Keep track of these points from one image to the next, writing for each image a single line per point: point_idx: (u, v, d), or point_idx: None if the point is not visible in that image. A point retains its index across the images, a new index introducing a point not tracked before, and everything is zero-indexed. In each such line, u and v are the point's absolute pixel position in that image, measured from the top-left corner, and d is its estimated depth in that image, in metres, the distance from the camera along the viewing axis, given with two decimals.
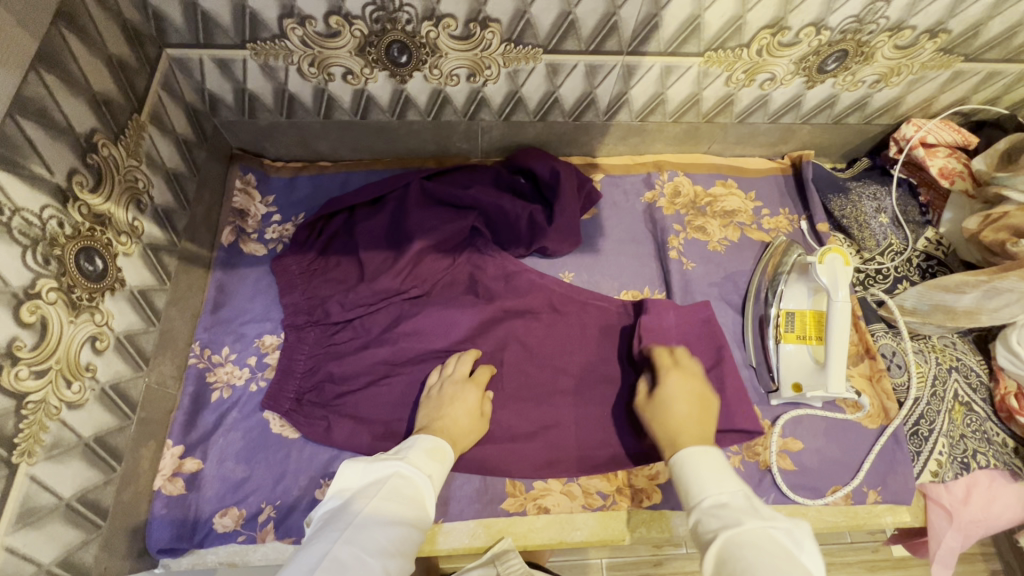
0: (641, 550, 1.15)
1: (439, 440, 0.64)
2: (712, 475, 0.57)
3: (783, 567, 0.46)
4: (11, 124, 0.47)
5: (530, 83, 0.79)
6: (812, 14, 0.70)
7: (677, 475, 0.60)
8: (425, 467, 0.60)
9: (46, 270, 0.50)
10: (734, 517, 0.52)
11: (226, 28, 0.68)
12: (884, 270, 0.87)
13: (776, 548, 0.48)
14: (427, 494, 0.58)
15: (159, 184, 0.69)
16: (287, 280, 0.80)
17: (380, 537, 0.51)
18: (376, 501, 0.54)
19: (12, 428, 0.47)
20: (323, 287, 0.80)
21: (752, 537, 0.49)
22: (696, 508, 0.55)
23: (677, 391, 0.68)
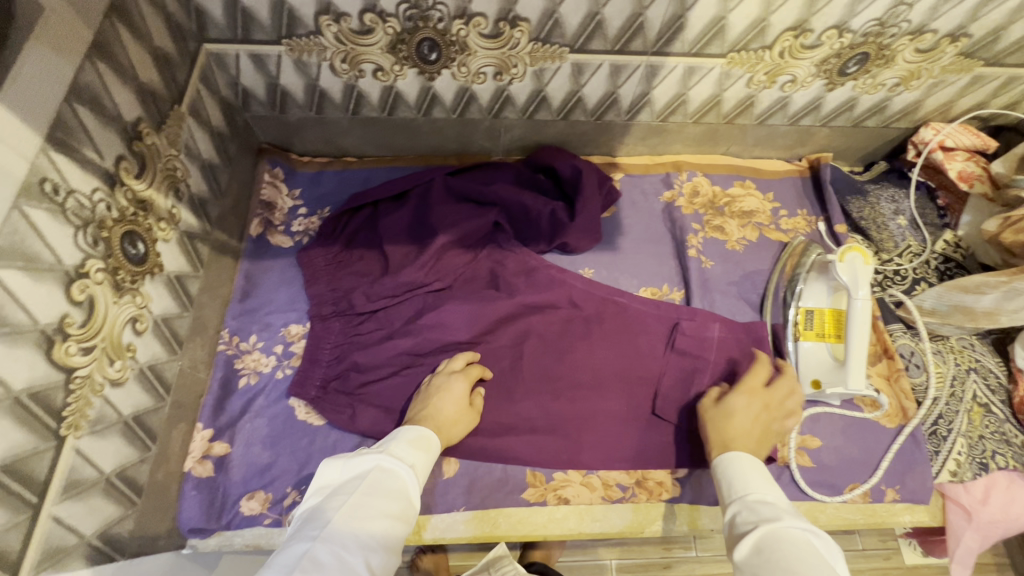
0: (652, 552, 1.15)
1: (423, 430, 0.65)
2: (760, 481, 0.59)
3: (820, 563, 0.47)
4: (67, 108, 0.49)
5: (555, 82, 0.81)
6: (836, 16, 0.71)
7: (722, 473, 0.62)
8: (408, 457, 0.60)
9: (95, 251, 0.52)
10: (775, 512, 0.53)
11: (264, 24, 0.70)
12: (902, 270, 0.87)
13: (816, 550, 0.49)
14: (410, 484, 0.58)
15: (196, 174, 0.71)
16: (312, 271, 0.82)
17: (361, 532, 0.51)
18: (358, 494, 0.54)
19: (61, 401, 0.48)
20: (347, 279, 0.83)
21: (789, 534, 0.50)
22: (738, 501, 0.57)
23: (747, 408, 0.70)
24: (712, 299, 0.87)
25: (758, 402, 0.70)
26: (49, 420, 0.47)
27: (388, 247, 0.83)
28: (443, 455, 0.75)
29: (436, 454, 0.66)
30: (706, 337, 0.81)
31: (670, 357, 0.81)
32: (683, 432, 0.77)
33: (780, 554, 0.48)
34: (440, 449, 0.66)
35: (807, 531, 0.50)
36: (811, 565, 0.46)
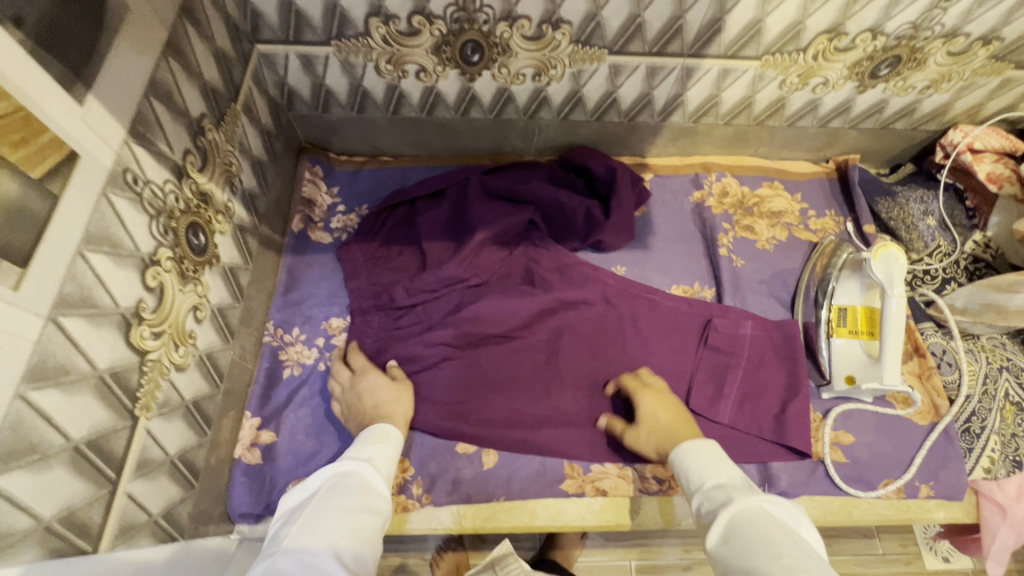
0: (670, 554, 1.15)
1: (376, 429, 0.65)
2: (711, 462, 0.60)
3: (779, 535, 0.48)
4: (146, 103, 0.51)
5: (592, 84, 0.83)
6: (871, 19, 0.73)
7: (677, 469, 0.63)
8: (363, 452, 0.61)
9: (164, 240, 0.54)
10: (729, 493, 0.55)
11: (316, 26, 0.72)
12: (932, 270, 0.89)
13: (772, 522, 0.50)
14: (373, 479, 0.58)
15: (248, 169, 0.73)
16: (352, 266, 0.85)
17: (325, 534, 0.50)
18: (317, 503, 0.54)
19: (136, 381, 0.50)
20: (386, 275, 0.84)
21: (752, 512, 0.52)
22: (698, 490, 0.58)
23: (653, 402, 0.72)
24: (744, 297, 0.88)
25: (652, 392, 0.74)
26: (126, 400, 0.49)
27: (426, 243, 0.85)
28: (482, 447, 0.76)
29: (397, 447, 0.65)
30: (738, 334, 0.83)
31: (704, 353, 0.82)
32: (718, 426, 0.78)
33: (744, 539, 0.49)
34: (401, 438, 0.67)
35: (763, 502, 0.53)
36: (777, 540, 0.48)
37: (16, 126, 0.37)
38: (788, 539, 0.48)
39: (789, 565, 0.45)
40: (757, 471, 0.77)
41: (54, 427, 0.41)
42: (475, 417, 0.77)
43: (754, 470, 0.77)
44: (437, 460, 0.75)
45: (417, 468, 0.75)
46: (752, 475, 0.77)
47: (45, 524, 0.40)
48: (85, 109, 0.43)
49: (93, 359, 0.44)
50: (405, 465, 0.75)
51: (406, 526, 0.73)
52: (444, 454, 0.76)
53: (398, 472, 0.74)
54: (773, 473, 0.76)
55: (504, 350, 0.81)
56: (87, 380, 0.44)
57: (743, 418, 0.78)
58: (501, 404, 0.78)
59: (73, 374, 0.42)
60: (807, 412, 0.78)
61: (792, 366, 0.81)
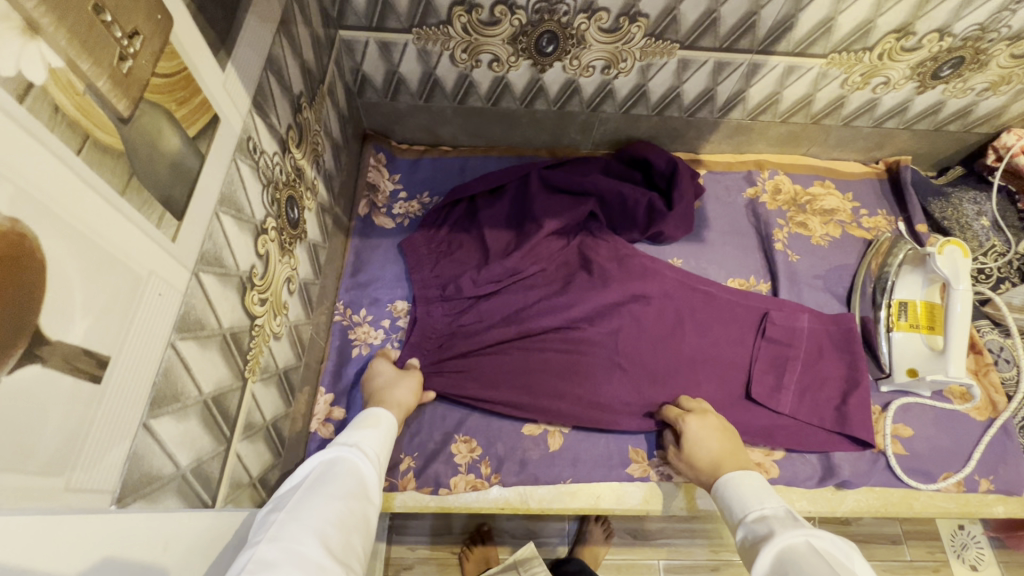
0: (699, 554, 1.10)
1: (366, 415, 0.64)
2: (757, 497, 0.58)
3: (815, 566, 0.44)
4: (265, 76, 0.53)
5: (658, 78, 0.84)
6: (940, 20, 0.75)
7: (721, 498, 0.62)
8: (352, 438, 0.58)
9: (270, 211, 0.56)
10: (769, 526, 0.53)
11: (400, 13, 0.74)
12: (987, 269, 0.90)
13: (812, 553, 0.46)
14: (362, 464, 0.55)
15: (329, 151, 0.75)
16: (416, 259, 0.85)
17: (313, 516, 0.46)
18: (305, 488, 0.50)
19: (247, 344, 0.51)
20: (449, 267, 0.84)
21: (793, 547, 0.48)
22: (741, 525, 0.57)
23: (700, 430, 0.70)
24: (800, 291, 0.90)
25: (709, 421, 0.71)
26: (239, 361, 0.50)
27: (487, 231, 0.86)
28: (548, 428, 0.77)
29: (390, 429, 0.64)
30: (796, 327, 0.83)
31: (763, 346, 0.82)
32: (780, 417, 0.79)
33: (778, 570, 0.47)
34: (395, 420, 0.66)
35: (807, 535, 0.48)
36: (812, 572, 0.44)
37: (181, 85, 0.38)
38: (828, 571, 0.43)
39: None
40: (818, 460, 0.78)
41: (191, 379, 0.42)
42: (540, 402, 0.77)
43: (816, 460, 0.78)
44: (505, 441, 0.76)
45: (485, 449, 0.76)
46: (814, 464, 0.78)
47: (181, 474, 0.41)
48: (225, 76, 0.45)
49: (219, 316, 0.46)
50: (472, 445, 0.76)
51: (474, 506, 0.74)
52: (511, 435, 0.77)
53: (466, 451, 0.76)
54: (835, 463, 0.77)
55: (565, 338, 0.81)
56: (215, 337, 0.45)
57: (803, 412, 0.79)
58: (565, 389, 0.78)
59: (206, 329, 0.43)
60: (869, 404, 0.79)
61: (851, 359, 0.82)
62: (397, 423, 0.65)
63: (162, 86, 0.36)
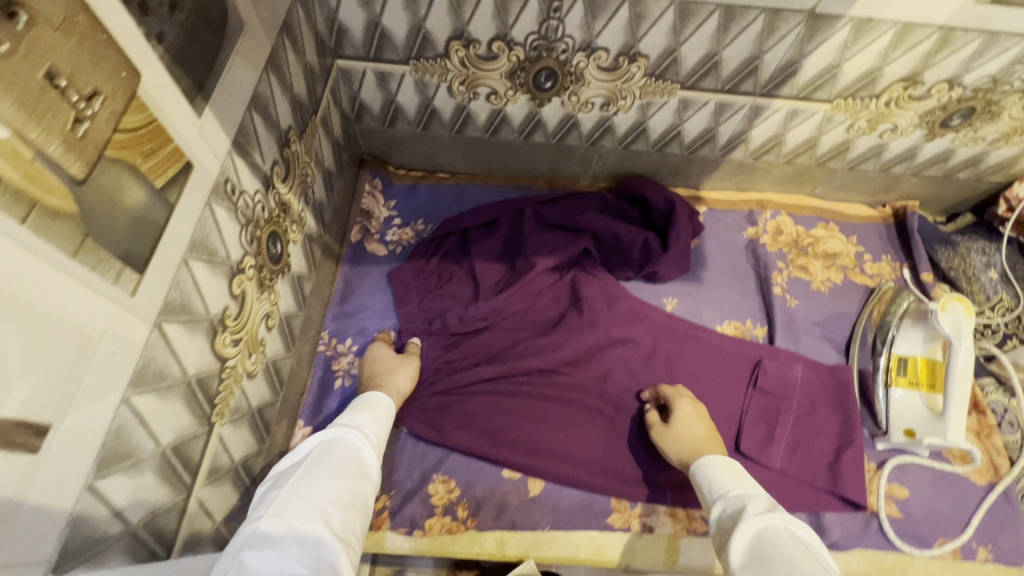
0: None
1: (369, 395, 0.66)
2: (736, 475, 0.56)
3: (798, 558, 0.43)
4: (248, 115, 0.52)
5: (658, 116, 0.83)
6: (949, 71, 0.72)
7: (699, 470, 0.60)
8: (352, 419, 0.61)
9: (249, 249, 0.55)
10: (749, 503, 0.51)
11: (397, 46, 0.73)
12: (993, 325, 0.87)
13: (793, 542, 0.45)
14: (360, 444, 0.57)
15: (320, 181, 0.75)
16: (404, 290, 0.84)
17: (313, 495, 0.48)
18: (307, 465, 0.52)
19: (215, 387, 0.51)
20: (437, 302, 0.83)
21: (773, 530, 0.47)
22: (718, 496, 0.55)
23: (691, 413, 0.70)
24: (797, 338, 0.87)
25: (698, 410, 0.71)
26: (206, 405, 0.49)
27: (478, 263, 0.85)
28: (529, 473, 0.75)
29: (387, 413, 0.66)
30: (788, 377, 0.81)
31: (754, 396, 0.80)
32: (770, 472, 0.76)
33: (759, 551, 0.45)
34: (392, 405, 0.68)
35: (787, 522, 0.47)
36: (795, 563, 0.43)
37: (149, 137, 0.38)
38: (810, 566, 0.42)
39: None
40: (808, 519, 0.75)
41: (147, 432, 0.41)
42: (521, 446, 0.76)
43: (806, 520, 0.75)
44: (485, 483, 0.75)
45: (463, 490, 0.74)
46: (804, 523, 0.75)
47: (131, 530, 0.40)
48: (201, 121, 0.44)
49: (184, 365, 0.45)
50: (450, 485, 0.74)
51: (448, 549, 0.72)
52: (490, 478, 0.75)
53: (443, 492, 0.74)
54: (826, 523, 0.74)
55: (550, 381, 0.80)
56: (179, 386, 0.44)
57: (794, 467, 0.76)
58: (547, 431, 0.77)
59: (168, 380, 0.43)
60: (861, 463, 0.76)
61: (844, 413, 0.79)
62: (394, 406, 0.67)
63: (126, 141, 0.35)
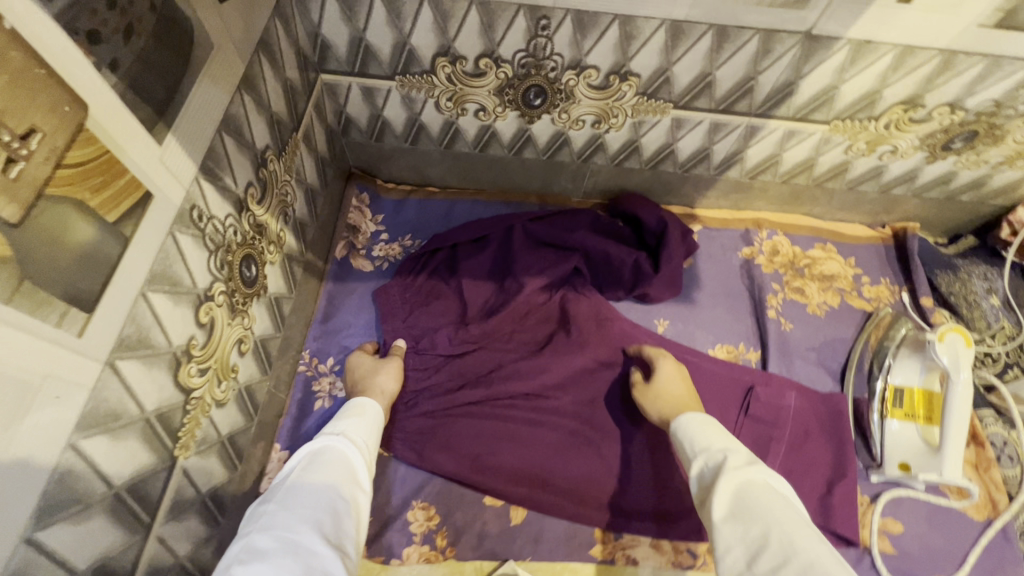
0: None
1: (356, 400, 0.67)
2: (716, 429, 0.56)
3: (781, 509, 0.44)
4: (218, 138, 0.51)
5: (651, 134, 0.81)
6: (951, 94, 0.70)
7: (678, 424, 0.60)
8: (338, 427, 0.61)
9: (220, 275, 0.53)
10: (731, 455, 0.51)
11: (382, 61, 0.72)
12: (994, 353, 0.85)
13: (774, 495, 0.46)
14: (348, 450, 0.58)
15: (301, 198, 0.73)
16: (389, 307, 0.82)
17: (303, 507, 0.48)
18: (295, 479, 0.52)
19: (179, 421, 0.49)
20: (423, 319, 0.81)
21: (754, 483, 0.47)
22: (698, 448, 0.55)
23: (671, 372, 0.72)
24: (790, 363, 0.85)
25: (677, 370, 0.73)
26: (168, 440, 0.48)
27: (465, 282, 0.83)
28: (511, 502, 0.73)
29: (376, 416, 0.66)
30: (782, 405, 0.79)
31: (745, 424, 0.78)
32: None
33: (743, 502, 0.45)
34: (380, 409, 0.68)
35: (767, 476, 0.48)
36: (776, 513, 0.43)
37: (100, 170, 0.36)
38: (791, 517, 0.43)
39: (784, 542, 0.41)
40: None
41: (97, 475, 0.39)
42: (503, 473, 0.74)
43: None
44: (465, 510, 0.73)
45: (443, 518, 0.72)
46: None
47: None
48: (163, 149, 0.42)
49: (142, 402, 0.43)
50: (430, 513, 0.73)
51: None
52: (471, 505, 0.73)
53: (423, 520, 0.72)
54: None
55: (535, 406, 0.77)
56: (135, 424, 0.43)
57: None
58: (531, 459, 0.74)
59: (122, 420, 0.41)
60: (854, 496, 0.74)
61: (838, 444, 0.77)
62: (381, 409, 0.67)
63: (71, 177, 0.34)
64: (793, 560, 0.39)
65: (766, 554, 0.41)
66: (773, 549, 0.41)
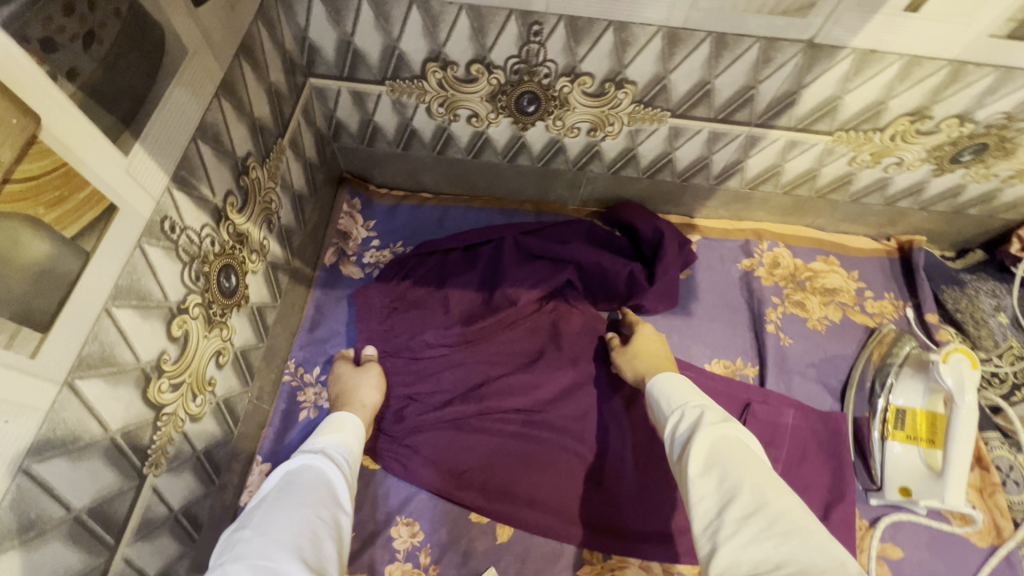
0: None
1: (334, 416, 0.66)
2: (691, 390, 0.57)
3: (754, 465, 0.45)
4: (193, 146, 0.49)
5: (648, 143, 0.79)
6: (960, 106, 0.67)
7: (653, 387, 0.60)
8: (316, 445, 0.60)
9: (195, 286, 0.52)
10: (706, 412, 0.51)
11: (371, 65, 0.70)
12: (1001, 373, 0.82)
13: (747, 451, 0.47)
14: (328, 470, 0.56)
15: (286, 205, 0.71)
16: (367, 309, 0.79)
17: (280, 530, 0.46)
18: (272, 503, 0.50)
19: (148, 438, 0.47)
20: (402, 325, 0.79)
21: (729, 440, 0.48)
22: (674, 408, 0.55)
23: (651, 334, 0.75)
24: (789, 380, 0.83)
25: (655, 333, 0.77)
26: (135, 459, 0.46)
27: (452, 294, 0.81)
28: (497, 520, 0.71)
29: (356, 430, 0.65)
30: (779, 423, 0.76)
31: None
32: None
33: (717, 458, 0.46)
34: (360, 421, 0.67)
35: (740, 431, 0.49)
36: (749, 468, 0.44)
37: (55, 184, 0.35)
38: (761, 471, 0.44)
39: (756, 494, 0.42)
40: None
41: (54, 498, 0.38)
42: (490, 489, 0.72)
43: None
44: (450, 527, 0.71)
45: (427, 534, 0.71)
46: None
47: None
48: (130, 160, 0.41)
49: (105, 421, 0.42)
50: (414, 529, 0.71)
51: None
52: (456, 522, 0.71)
53: (406, 536, 0.70)
54: None
55: (524, 421, 0.76)
56: (97, 444, 0.42)
57: None
58: (518, 475, 0.73)
59: (83, 440, 0.40)
60: (853, 519, 0.72)
61: (837, 465, 0.75)
62: (361, 423, 0.66)
63: (21, 193, 0.32)
64: (763, 513, 0.41)
65: (738, 506, 0.42)
66: (746, 502, 0.42)
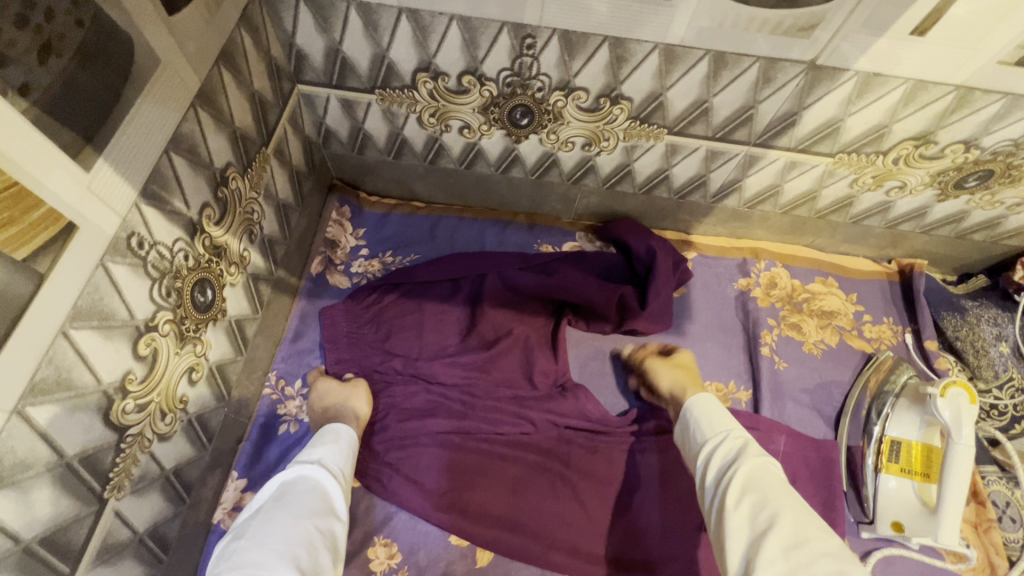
0: None
1: (329, 427, 0.63)
2: (729, 419, 0.60)
3: (792, 505, 0.48)
4: (165, 159, 0.47)
5: (644, 159, 0.77)
6: (967, 132, 0.65)
7: (691, 409, 0.62)
8: (312, 455, 0.58)
9: (166, 302, 0.50)
10: (749, 447, 0.54)
11: (361, 73, 0.68)
12: (1001, 406, 0.80)
13: (785, 492, 0.50)
14: (322, 479, 0.55)
15: (269, 215, 0.70)
16: (332, 334, 0.78)
17: (275, 540, 0.46)
18: (267, 512, 0.50)
19: (110, 461, 0.46)
20: (366, 352, 0.78)
21: (769, 476, 0.51)
22: (714, 436, 0.57)
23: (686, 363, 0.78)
24: (783, 406, 0.80)
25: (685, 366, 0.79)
26: (95, 484, 0.45)
27: (429, 309, 0.80)
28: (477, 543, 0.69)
29: (351, 442, 0.63)
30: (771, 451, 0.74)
31: None
32: None
33: (760, 492, 0.49)
34: (355, 434, 0.64)
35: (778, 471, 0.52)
36: (789, 507, 0.47)
37: (6, 204, 0.33)
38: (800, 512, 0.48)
39: (798, 533, 0.45)
40: None
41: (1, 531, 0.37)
42: (471, 511, 0.70)
43: None
44: (428, 549, 0.69)
45: (405, 556, 0.69)
46: None
47: None
48: (92, 176, 0.39)
49: (60, 447, 0.41)
50: (392, 550, 0.69)
51: None
52: (435, 544, 0.69)
53: (384, 557, 0.68)
54: None
55: (508, 441, 0.74)
56: (51, 472, 0.40)
57: None
58: (500, 496, 0.71)
59: (35, 468, 0.39)
60: None
61: (829, 495, 0.72)
62: (357, 435, 0.64)
63: None
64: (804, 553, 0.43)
65: (776, 544, 0.44)
66: (785, 540, 0.44)
